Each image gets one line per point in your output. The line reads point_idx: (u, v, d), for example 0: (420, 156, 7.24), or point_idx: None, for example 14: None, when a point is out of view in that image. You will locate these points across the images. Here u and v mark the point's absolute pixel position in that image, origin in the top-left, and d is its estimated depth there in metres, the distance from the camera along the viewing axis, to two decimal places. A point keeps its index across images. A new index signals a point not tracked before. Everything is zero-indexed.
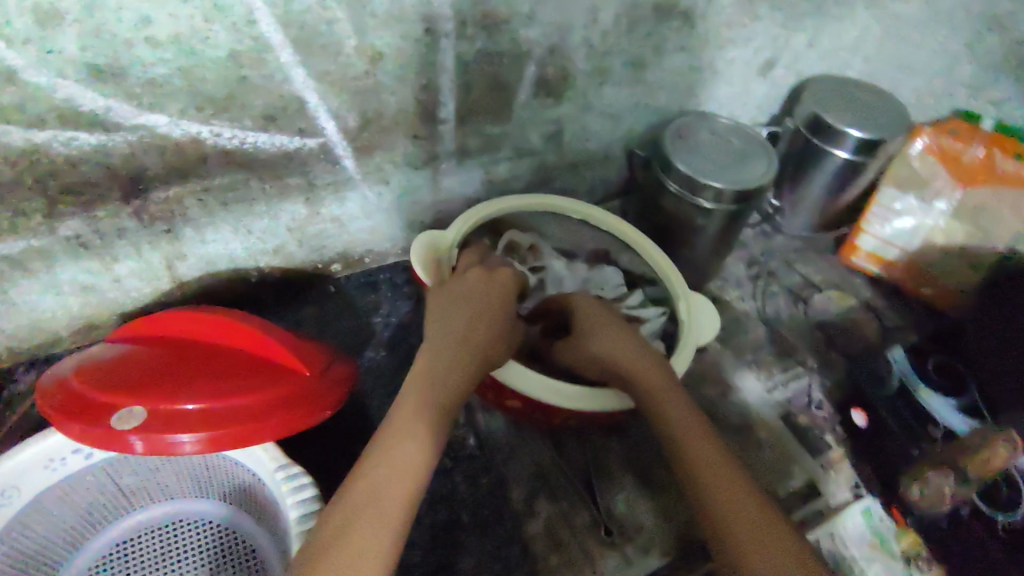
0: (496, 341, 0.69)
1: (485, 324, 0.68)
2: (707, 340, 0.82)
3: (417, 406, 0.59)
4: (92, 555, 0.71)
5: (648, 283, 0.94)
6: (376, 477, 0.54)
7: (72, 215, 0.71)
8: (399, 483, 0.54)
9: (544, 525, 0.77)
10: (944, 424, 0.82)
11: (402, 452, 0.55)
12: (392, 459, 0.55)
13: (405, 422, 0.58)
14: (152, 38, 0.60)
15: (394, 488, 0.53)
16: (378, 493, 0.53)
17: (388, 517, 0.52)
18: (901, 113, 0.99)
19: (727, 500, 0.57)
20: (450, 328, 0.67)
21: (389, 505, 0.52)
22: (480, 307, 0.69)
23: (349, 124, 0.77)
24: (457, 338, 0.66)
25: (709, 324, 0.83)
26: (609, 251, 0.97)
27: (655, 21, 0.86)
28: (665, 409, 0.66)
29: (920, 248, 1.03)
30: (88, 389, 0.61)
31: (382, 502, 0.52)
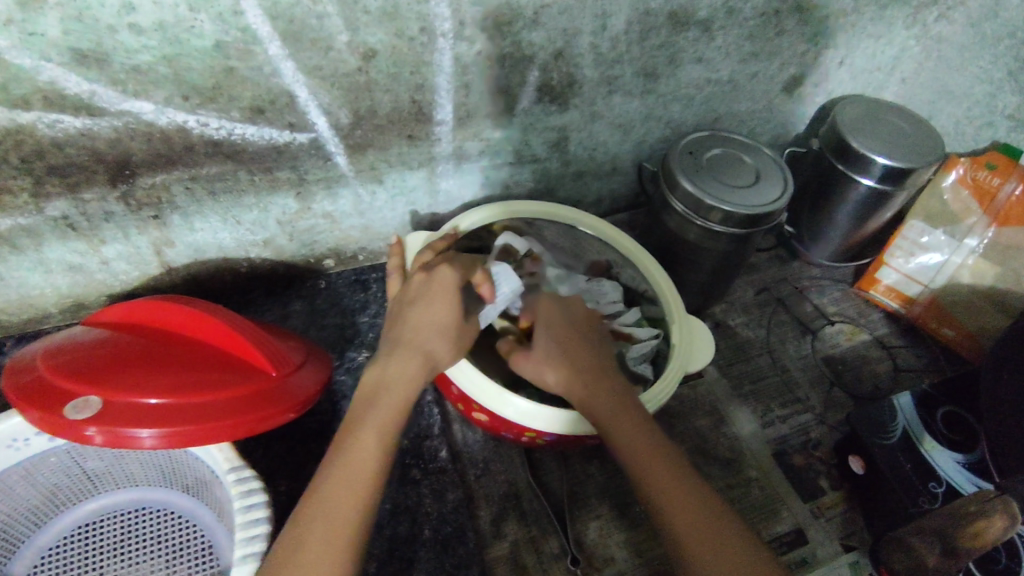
0: (450, 344, 0.68)
1: (441, 328, 0.68)
2: (695, 368, 0.76)
3: (371, 422, 0.60)
4: (55, 535, 0.72)
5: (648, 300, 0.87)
6: (326, 493, 0.55)
7: (58, 196, 0.71)
8: (350, 497, 0.55)
9: (510, 548, 0.75)
10: (945, 481, 0.74)
11: (353, 468, 0.57)
12: (345, 475, 0.56)
13: (355, 439, 0.59)
14: (135, 24, 0.59)
15: (345, 502, 0.55)
16: (331, 509, 0.54)
17: (340, 533, 0.53)
18: (937, 141, 0.91)
19: (677, 509, 0.58)
20: (403, 329, 0.68)
21: (340, 520, 0.54)
22: (431, 307, 0.69)
23: (341, 121, 0.76)
24: (408, 338, 0.67)
25: (701, 353, 0.77)
26: (611, 263, 0.91)
27: (669, 31, 0.81)
28: (604, 415, 0.65)
29: (944, 286, 0.97)
30: (49, 374, 0.61)
31: (332, 515, 0.54)
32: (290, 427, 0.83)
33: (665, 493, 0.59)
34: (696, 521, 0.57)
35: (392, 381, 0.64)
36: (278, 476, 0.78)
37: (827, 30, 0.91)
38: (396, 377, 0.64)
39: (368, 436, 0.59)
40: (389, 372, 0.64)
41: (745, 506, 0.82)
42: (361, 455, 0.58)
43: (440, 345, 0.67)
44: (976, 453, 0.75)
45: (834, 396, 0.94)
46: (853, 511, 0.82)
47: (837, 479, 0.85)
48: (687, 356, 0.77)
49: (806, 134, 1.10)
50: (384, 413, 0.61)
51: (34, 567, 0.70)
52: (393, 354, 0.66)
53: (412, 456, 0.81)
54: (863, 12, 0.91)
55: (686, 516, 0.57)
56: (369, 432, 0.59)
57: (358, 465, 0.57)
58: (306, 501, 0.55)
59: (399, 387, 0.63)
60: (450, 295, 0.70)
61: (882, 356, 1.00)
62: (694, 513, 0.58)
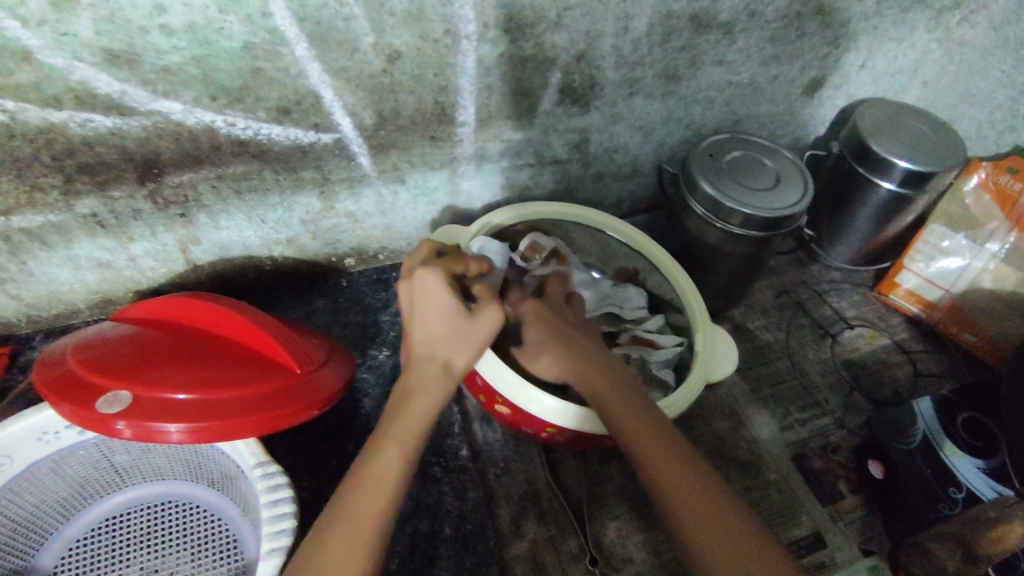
0: (466, 350, 0.65)
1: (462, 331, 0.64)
2: (716, 379, 0.76)
3: (393, 434, 0.60)
4: (82, 527, 0.73)
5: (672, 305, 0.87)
6: (349, 501, 0.54)
7: (88, 194, 0.72)
8: (373, 506, 0.54)
9: (529, 547, 0.75)
10: (966, 487, 0.73)
11: (377, 478, 0.56)
12: (369, 485, 0.56)
13: (376, 451, 0.58)
14: (165, 25, 0.60)
15: (369, 512, 0.54)
16: (354, 516, 0.53)
17: (363, 540, 0.52)
18: (959, 144, 0.91)
19: (693, 513, 0.57)
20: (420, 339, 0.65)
21: (363, 529, 0.53)
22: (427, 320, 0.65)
23: (365, 121, 0.76)
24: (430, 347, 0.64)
25: (724, 362, 0.77)
26: (637, 269, 0.90)
27: (691, 33, 0.81)
28: (621, 419, 0.65)
29: (964, 291, 0.97)
30: (79, 369, 0.62)
31: (355, 522, 0.53)
32: (312, 423, 0.84)
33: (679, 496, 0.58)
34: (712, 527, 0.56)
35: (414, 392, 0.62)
36: (301, 471, 0.79)
37: (849, 33, 0.91)
38: (420, 388, 0.63)
39: (391, 448, 0.58)
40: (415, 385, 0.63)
41: (764, 509, 0.82)
42: (383, 467, 0.57)
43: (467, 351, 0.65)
44: (995, 458, 0.73)
45: (854, 400, 0.94)
46: (873, 516, 0.82)
47: (857, 483, 0.85)
48: (709, 365, 0.77)
49: (826, 137, 1.10)
50: (405, 426, 0.60)
51: (61, 559, 0.71)
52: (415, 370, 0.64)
53: (432, 454, 0.82)
54: (885, 15, 0.90)
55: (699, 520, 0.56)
56: (390, 444, 0.59)
57: (382, 475, 0.56)
58: (329, 510, 0.54)
59: (425, 399, 0.62)
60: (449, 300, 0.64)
61: (903, 361, 0.99)
62: (709, 518, 0.56)
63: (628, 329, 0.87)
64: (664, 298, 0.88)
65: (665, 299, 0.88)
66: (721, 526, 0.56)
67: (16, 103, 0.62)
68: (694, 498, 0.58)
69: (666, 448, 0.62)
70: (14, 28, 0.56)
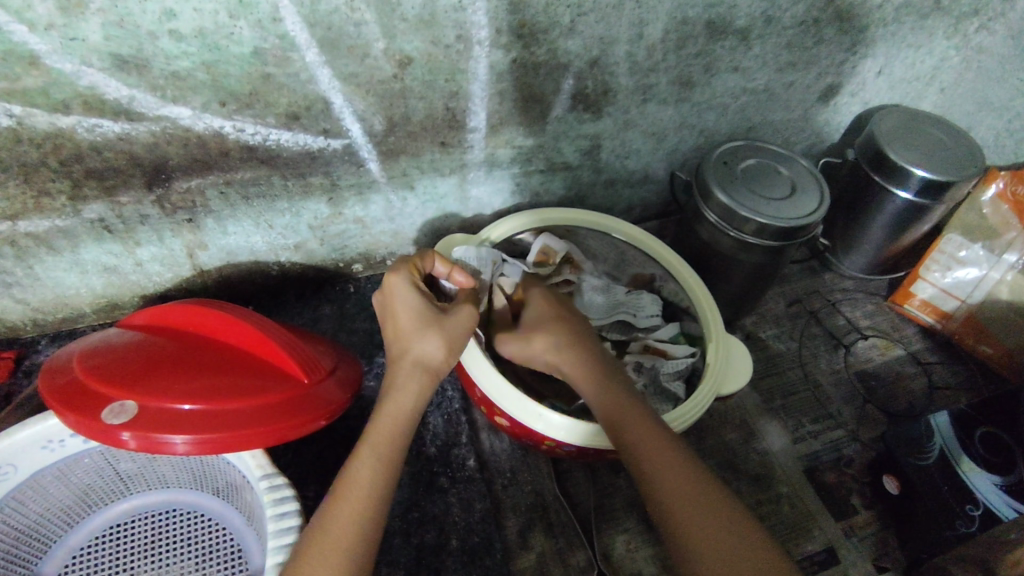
0: (422, 346, 0.62)
1: (422, 320, 0.63)
2: (728, 392, 0.75)
3: (367, 443, 0.59)
4: (86, 535, 0.72)
5: (688, 316, 0.86)
6: (326, 516, 0.54)
7: (96, 199, 0.71)
8: (346, 518, 0.54)
9: (536, 560, 0.74)
10: (983, 503, 0.72)
11: (351, 490, 0.55)
12: (344, 498, 0.55)
13: (352, 464, 0.57)
14: (175, 31, 0.59)
15: (342, 524, 0.53)
16: (327, 530, 0.53)
17: (336, 553, 0.52)
18: (978, 152, 0.90)
19: (691, 516, 0.55)
20: (389, 337, 0.65)
21: (336, 543, 0.52)
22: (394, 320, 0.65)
23: (375, 127, 0.76)
24: (397, 343, 0.64)
25: (737, 374, 0.76)
26: (653, 278, 0.89)
27: (706, 40, 0.80)
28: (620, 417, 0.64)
29: (981, 302, 0.95)
30: (84, 378, 0.61)
31: (329, 537, 0.52)
32: (318, 431, 0.84)
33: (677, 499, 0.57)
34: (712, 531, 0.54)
35: (388, 398, 0.61)
36: (307, 481, 0.79)
37: (867, 39, 0.89)
38: (395, 390, 0.62)
39: (365, 457, 0.57)
40: (393, 382, 0.62)
41: (776, 523, 0.80)
42: (359, 478, 0.56)
43: (429, 342, 0.63)
44: (1013, 475, 0.73)
45: (868, 412, 0.92)
46: (887, 531, 0.81)
47: (870, 498, 0.83)
48: (722, 378, 0.75)
49: (841, 144, 1.08)
50: (382, 434, 0.59)
51: (64, 567, 0.70)
52: (394, 369, 0.63)
53: (439, 464, 0.81)
54: (903, 22, 0.89)
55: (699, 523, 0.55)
56: (365, 454, 0.58)
57: (356, 487, 0.55)
58: (309, 528, 0.54)
59: (401, 401, 0.61)
60: (406, 293, 0.65)
61: (917, 372, 0.98)
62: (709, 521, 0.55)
63: (640, 338, 0.85)
64: (677, 307, 0.87)
65: (681, 309, 0.86)
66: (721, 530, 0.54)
67: (23, 108, 0.61)
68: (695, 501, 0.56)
69: (664, 449, 0.60)
70: (21, 32, 0.56)
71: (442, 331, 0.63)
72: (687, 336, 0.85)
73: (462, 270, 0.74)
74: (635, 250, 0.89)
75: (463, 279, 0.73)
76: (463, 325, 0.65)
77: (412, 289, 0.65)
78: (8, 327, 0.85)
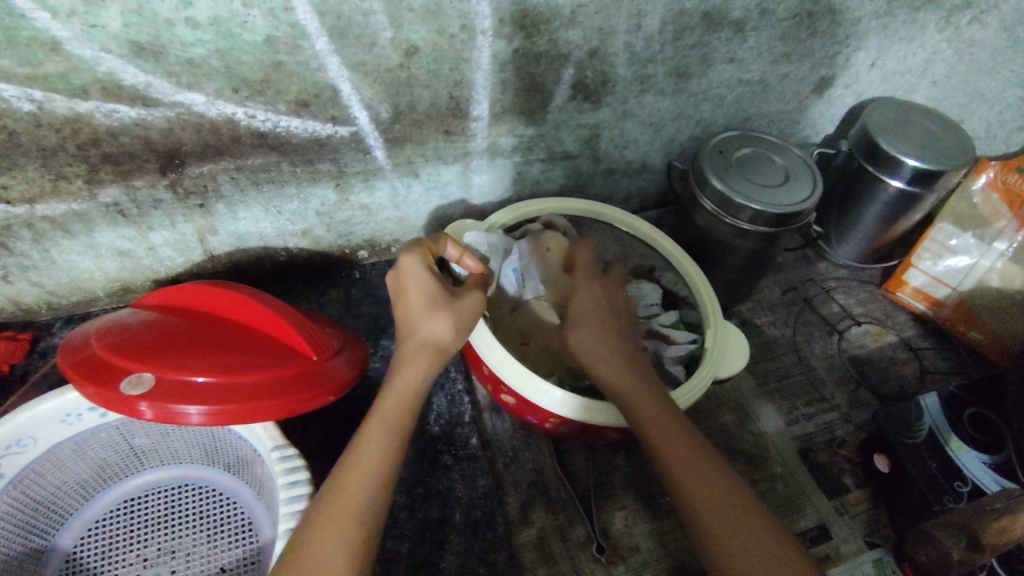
0: (440, 322, 0.64)
1: (433, 300, 0.65)
2: (725, 374, 0.77)
3: (376, 417, 0.60)
4: (101, 508, 0.75)
5: (688, 305, 0.88)
6: (337, 484, 0.56)
7: (111, 183, 0.74)
8: (357, 485, 0.55)
9: (537, 534, 0.76)
10: (971, 481, 0.74)
11: (361, 461, 0.57)
12: (353, 468, 0.57)
13: (360, 437, 0.59)
14: (191, 19, 0.62)
15: (353, 492, 0.55)
16: (340, 497, 0.55)
17: (349, 517, 0.54)
18: (968, 143, 0.92)
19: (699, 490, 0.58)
20: (398, 316, 0.67)
21: (348, 510, 0.54)
22: (409, 299, 0.66)
23: (381, 115, 0.78)
24: (405, 322, 0.66)
25: (735, 360, 0.77)
26: (654, 267, 0.91)
27: (702, 31, 0.82)
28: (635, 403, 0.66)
29: (972, 290, 0.97)
30: (102, 351, 0.63)
31: (341, 501, 0.55)
32: (325, 411, 0.86)
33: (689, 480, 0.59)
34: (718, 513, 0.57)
35: (397, 373, 0.63)
36: (315, 457, 0.81)
37: (860, 32, 0.92)
38: (404, 368, 0.63)
39: (376, 430, 0.59)
40: (403, 358, 0.64)
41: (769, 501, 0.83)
42: (368, 450, 0.58)
43: (437, 321, 0.64)
44: (1001, 455, 0.74)
45: (860, 396, 0.95)
46: (878, 510, 0.83)
47: (861, 477, 0.86)
48: (720, 362, 0.77)
49: (835, 136, 1.11)
50: (392, 410, 0.61)
51: (80, 539, 0.73)
52: (404, 347, 0.64)
53: (443, 442, 0.83)
54: (895, 15, 0.91)
55: (715, 512, 0.57)
56: (374, 426, 0.59)
57: (365, 459, 0.57)
58: (320, 496, 0.56)
59: (409, 378, 0.62)
60: (420, 273, 0.66)
61: (909, 357, 1.00)
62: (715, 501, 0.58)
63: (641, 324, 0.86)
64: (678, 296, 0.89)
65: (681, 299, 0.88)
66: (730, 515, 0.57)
67: (44, 94, 0.63)
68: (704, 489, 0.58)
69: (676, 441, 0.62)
70: (44, 19, 0.58)
71: (455, 313, 0.65)
72: (687, 324, 0.87)
73: (472, 256, 0.74)
74: (637, 240, 0.91)
75: (474, 265, 0.73)
76: (471, 309, 0.67)
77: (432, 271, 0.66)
78: (23, 310, 0.87)
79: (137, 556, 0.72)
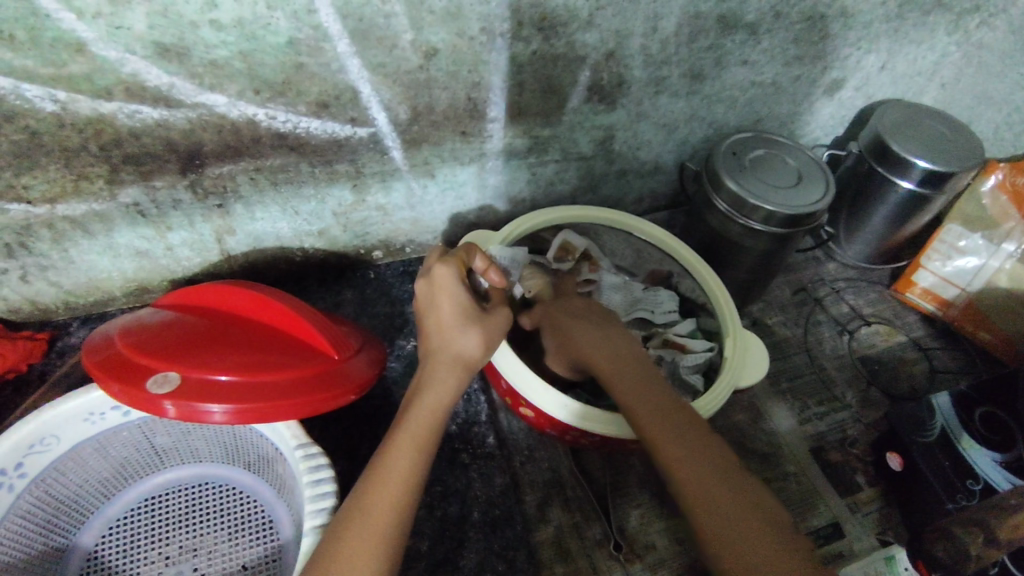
0: (476, 337, 0.66)
1: (462, 317, 0.66)
2: (751, 384, 0.77)
3: (403, 433, 0.60)
4: (121, 507, 0.75)
5: (705, 312, 0.88)
6: (366, 494, 0.56)
7: (132, 184, 0.74)
8: (386, 501, 0.55)
9: (554, 533, 0.77)
10: (983, 479, 0.75)
11: (388, 479, 0.57)
12: (381, 482, 0.56)
13: (387, 447, 0.59)
14: (216, 21, 0.62)
15: (382, 507, 0.55)
16: (368, 511, 0.55)
17: (376, 537, 0.53)
18: (978, 145, 0.93)
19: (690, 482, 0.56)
20: (428, 327, 0.68)
21: (375, 527, 0.54)
22: (438, 314, 0.67)
23: (400, 116, 0.79)
24: (433, 334, 0.67)
25: (754, 369, 0.77)
26: (671, 274, 0.92)
27: (716, 34, 0.83)
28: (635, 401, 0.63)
29: (980, 290, 0.98)
30: (127, 350, 0.64)
31: (369, 516, 0.54)
32: (344, 410, 0.87)
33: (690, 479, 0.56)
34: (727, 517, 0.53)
35: (425, 390, 0.63)
36: (335, 456, 0.82)
37: (872, 35, 0.92)
38: (433, 383, 0.64)
39: (402, 448, 0.59)
40: (431, 376, 0.64)
41: (784, 499, 0.84)
42: (396, 467, 0.58)
43: (468, 339, 0.66)
44: (1012, 452, 0.75)
45: (871, 395, 0.96)
46: (890, 508, 0.84)
47: (874, 476, 0.87)
48: (740, 371, 0.77)
49: (844, 137, 1.12)
50: (417, 424, 0.61)
51: (101, 538, 0.73)
52: (431, 362, 0.65)
53: (460, 441, 0.84)
54: (907, 18, 0.92)
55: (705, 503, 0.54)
56: (401, 441, 0.59)
57: (395, 473, 0.57)
58: (349, 506, 0.56)
59: (438, 396, 0.63)
60: (455, 288, 0.67)
61: (918, 357, 1.01)
62: (725, 503, 0.54)
63: (658, 334, 0.88)
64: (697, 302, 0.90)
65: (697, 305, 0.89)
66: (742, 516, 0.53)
67: (68, 94, 0.64)
68: (710, 491, 0.54)
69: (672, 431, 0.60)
70: (70, 20, 0.58)
71: (485, 332, 0.67)
72: (705, 332, 0.88)
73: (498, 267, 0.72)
74: (652, 246, 0.92)
75: (498, 278, 0.71)
76: (500, 326, 0.69)
77: (463, 288, 0.67)
78: (40, 310, 0.87)
79: (159, 554, 0.73)
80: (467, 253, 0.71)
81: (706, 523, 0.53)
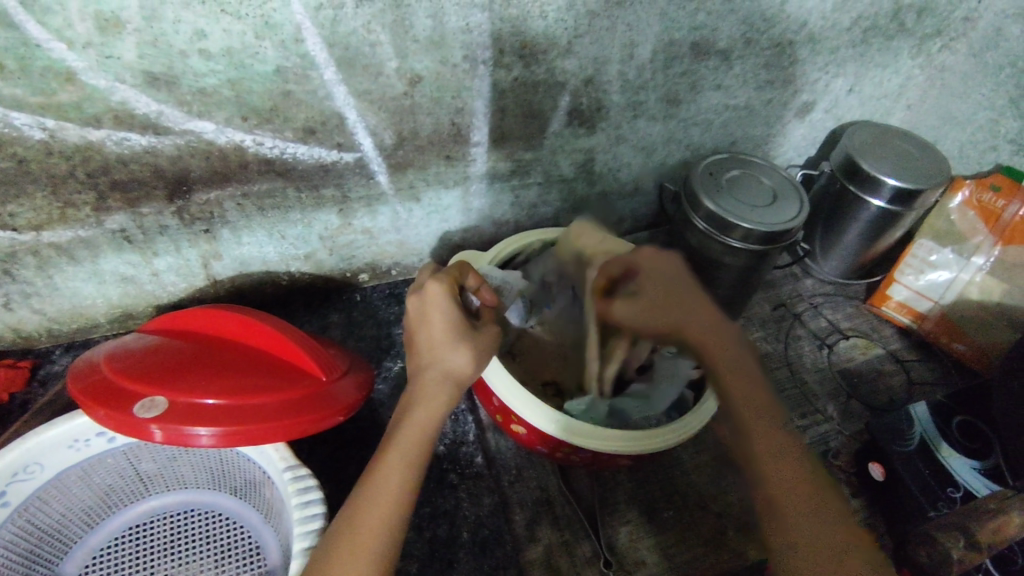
0: (467, 353, 0.67)
1: (454, 333, 0.67)
2: None
3: (394, 452, 0.60)
4: (105, 536, 0.74)
5: None
6: (355, 514, 0.56)
7: (119, 210, 0.75)
8: (376, 519, 0.56)
9: (544, 552, 0.77)
10: (962, 487, 0.77)
11: (379, 500, 0.57)
12: (371, 502, 0.57)
13: (376, 467, 0.60)
14: (205, 50, 0.64)
15: (370, 527, 0.55)
16: (356, 533, 0.55)
17: (368, 556, 0.54)
18: (944, 165, 0.96)
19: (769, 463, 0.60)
20: (420, 343, 0.68)
21: (363, 548, 0.54)
22: (432, 330, 0.67)
23: (385, 141, 0.80)
24: (424, 351, 0.67)
25: None
26: None
27: (690, 60, 0.86)
28: (732, 394, 0.67)
29: (952, 303, 1.01)
30: (114, 376, 0.64)
31: (358, 537, 0.55)
32: (331, 433, 0.87)
33: (793, 481, 0.59)
34: (815, 521, 0.55)
35: (415, 407, 0.64)
36: (322, 480, 0.81)
37: (838, 60, 0.97)
38: (424, 400, 0.64)
39: (393, 467, 0.59)
40: (423, 391, 0.64)
41: None
42: (386, 487, 0.58)
43: (458, 354, 0.66)
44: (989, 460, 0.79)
45: (852, 407, 0.97)
46: (874, 519, 0.85)
47: (857, 487, 0.88)
48: None
49: (817, 158, 1.16)
50: (409, 443, 0.61)
51: (84, 567, 0.72)
52: (421, 379, 0.65)
53: (448, 461, 0.84)
54: (871, 43, 0.96)
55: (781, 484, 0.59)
56: (392, 459, 0.60)
57: (385, 492, 0.57)
58: (338, 526, 0.56)
59: (428, 413, 0.63)
60: (445, 305, 0.68)
61: (896, 369, 1.03)
62: (797, 490, 0.58)
63: None
64: None
65: None
66: (834, 524, 0.55)
67: (57, 122, 0.65)
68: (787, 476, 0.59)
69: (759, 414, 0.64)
70: (60, 50, 0.59)
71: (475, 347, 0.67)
72: None
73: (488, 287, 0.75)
74: None
75: (490, 296, 0.74)
76: (488, 342, 0.70)
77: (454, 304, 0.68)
78: (22, 338, 0.87)
79: None
80: (456, 271, 0.73)
81: (779, 502, 0.58)
